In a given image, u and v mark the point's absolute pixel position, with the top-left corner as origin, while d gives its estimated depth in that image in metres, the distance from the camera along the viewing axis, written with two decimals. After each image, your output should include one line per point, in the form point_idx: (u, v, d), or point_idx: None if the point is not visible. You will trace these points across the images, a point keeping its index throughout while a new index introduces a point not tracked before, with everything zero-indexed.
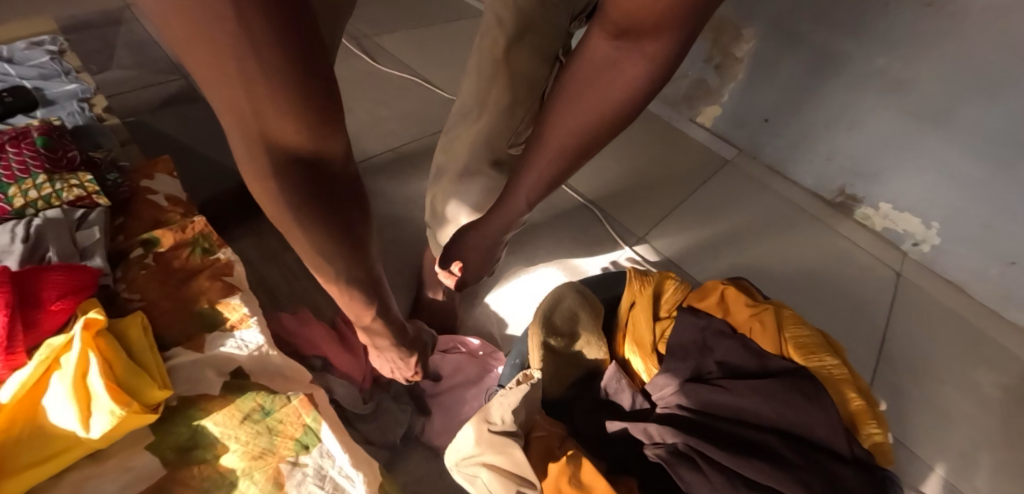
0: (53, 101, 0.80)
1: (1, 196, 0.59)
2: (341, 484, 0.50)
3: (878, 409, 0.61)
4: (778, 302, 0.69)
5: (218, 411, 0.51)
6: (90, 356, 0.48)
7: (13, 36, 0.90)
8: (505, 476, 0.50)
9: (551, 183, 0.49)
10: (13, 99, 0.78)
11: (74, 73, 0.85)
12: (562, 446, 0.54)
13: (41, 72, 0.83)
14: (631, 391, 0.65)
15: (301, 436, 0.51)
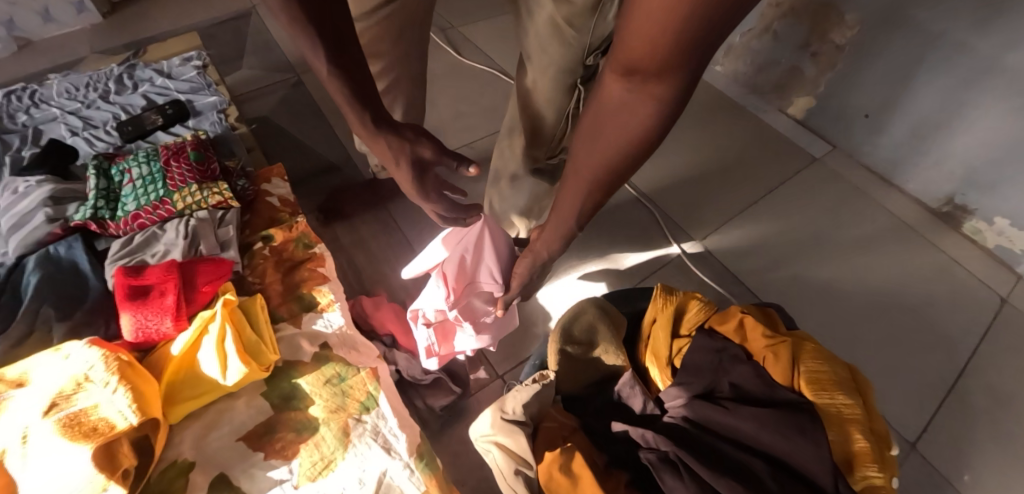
0: (200, 112, 1.02)
1: (169, 201, 0.80)
2: (389, 438, 0.67)
3: (889, 454, 0.55)
4: (805, 334, 0.63)
5: (309, 374, 0.71)
6: (226, 327, 0.68)
7: (168, 53, 1.14)
8: (511, 455, 0.60)
9: (589, 206, 0.51)
10: (173, 111, 1.01)
11: (214, 85, 1.07)
12: (566, 437, 0.62)
13: (192, 86, 1.06)
14: (643, 397, 0.65)
15: (364, 400, 0.69)
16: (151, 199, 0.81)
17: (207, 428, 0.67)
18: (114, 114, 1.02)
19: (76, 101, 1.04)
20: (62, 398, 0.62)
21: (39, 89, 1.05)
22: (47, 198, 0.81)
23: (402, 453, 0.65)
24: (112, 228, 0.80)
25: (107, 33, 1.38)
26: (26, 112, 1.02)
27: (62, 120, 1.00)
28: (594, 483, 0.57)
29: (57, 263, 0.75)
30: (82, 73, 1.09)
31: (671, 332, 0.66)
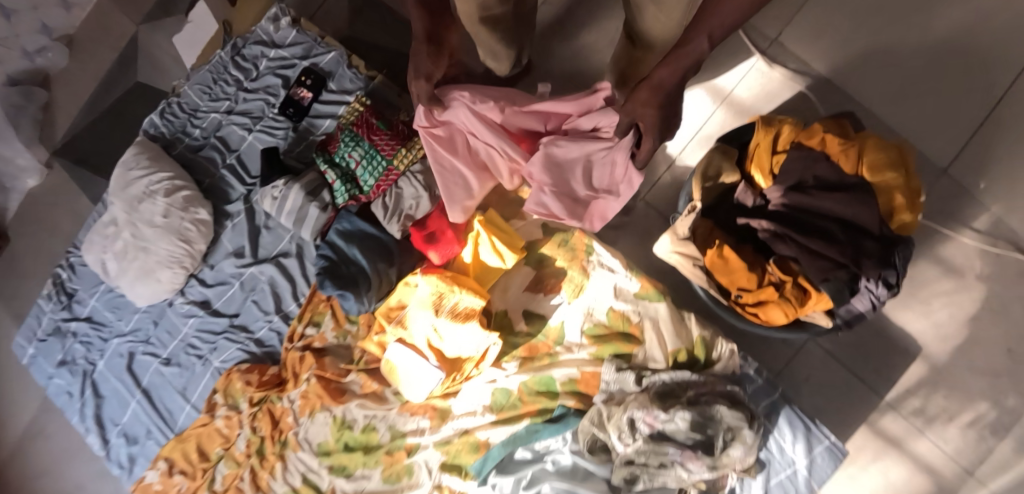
0: (331, 71, 1.23)
1: (392, 166, 1.13)
2: (609, 266, 1.13)
3: (915, 202, 1.02)
4: (866, 134, 1.05)
5: (546, 246, 1.18)
6: (492, 236, 1.09)
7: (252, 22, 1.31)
8: (688, 256, 1.07)
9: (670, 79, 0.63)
10: (312, 79, 1.22)
11: (322, 39, 1.25)
12: (711, 234, 1.10)
13: (304, 48, 1.25)
14: (751, 194, 1.12)
15: (588, 250, 1.15)
16: (379, 169, 1.13)
17: (505, 289, 1.18)
18: (264, 98, 1.26)
19: (222, 98, 1.29)
20: (439, 302, 1.06)
21: (185, 100, 1.31)
22: (306, 193, 1.13)
23: (620, 266, 1.13)
24: (365, 196, 1.15)
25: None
26: (196, 124, 1.29)
27: (231, 120, 1.27)
28: (738, 259, 1.04)
29: (351, 233, 1.13)
30: (202, 68, 1.30)
31: (772, 150, 1.09)
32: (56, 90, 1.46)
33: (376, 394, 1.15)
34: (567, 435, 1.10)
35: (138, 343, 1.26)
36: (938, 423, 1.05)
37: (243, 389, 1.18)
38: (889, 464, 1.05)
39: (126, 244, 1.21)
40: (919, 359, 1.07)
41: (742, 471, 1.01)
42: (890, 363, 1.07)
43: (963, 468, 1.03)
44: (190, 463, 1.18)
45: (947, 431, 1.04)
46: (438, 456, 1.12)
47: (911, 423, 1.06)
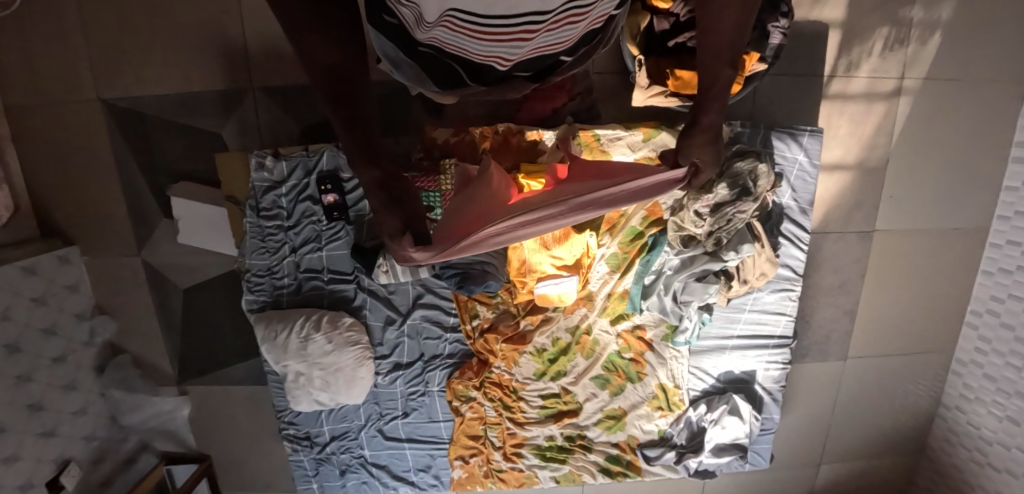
0: (337, 163, 1.42)
1: (443, 190, 1.40)
2: (617, 135, 1.45)
3: None
4: None
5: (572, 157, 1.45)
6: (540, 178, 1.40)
7: (240, 178, 1.44)
8: (658, 95, 1.39)
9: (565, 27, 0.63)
10: (330, 181, 1.41)
11: (309, 148, 1.41)
12: (660, 65, 1.35)
13: (303, 165, 1.41)
14: (662, 21, 1.32)
15: (598, 136, 1.44)
16: (435, 199, 1.42)
17: None
18: (310, 223, 1.45)
19: (278, 246, 1.46)
20: (544, 240, 1.39)
21: (254, 269, 1.46)
22: None
23: (619, 128, 1.46)
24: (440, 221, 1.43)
25: (104, 249, 1.59)
26: (280, 279, 1.48)
27: (302, 255, 1.47)
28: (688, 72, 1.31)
29: None
30: (244, 237, 1.44)
31: None
32: (133, 348, 1.68)
33: (543, 319, 1.53)
34: (666, 248, 1.48)
35: (376, 418, 1.60)
36: (864, 62, 1.48)
37: (469, 384, 1.54)
38: (846, 108, 1.52)
39: (322, 376, 1.46)
40: (831, 30, 1.45)
41: (772, 188, 1.42)
42: (814, 48, 1.46)
43: (894, 77, 1.50)
44: (472, 445, 1.61)
45: (870, 62, 1.48)
46: (606, 321, 1.56)
47: (848, 75, 1.48)
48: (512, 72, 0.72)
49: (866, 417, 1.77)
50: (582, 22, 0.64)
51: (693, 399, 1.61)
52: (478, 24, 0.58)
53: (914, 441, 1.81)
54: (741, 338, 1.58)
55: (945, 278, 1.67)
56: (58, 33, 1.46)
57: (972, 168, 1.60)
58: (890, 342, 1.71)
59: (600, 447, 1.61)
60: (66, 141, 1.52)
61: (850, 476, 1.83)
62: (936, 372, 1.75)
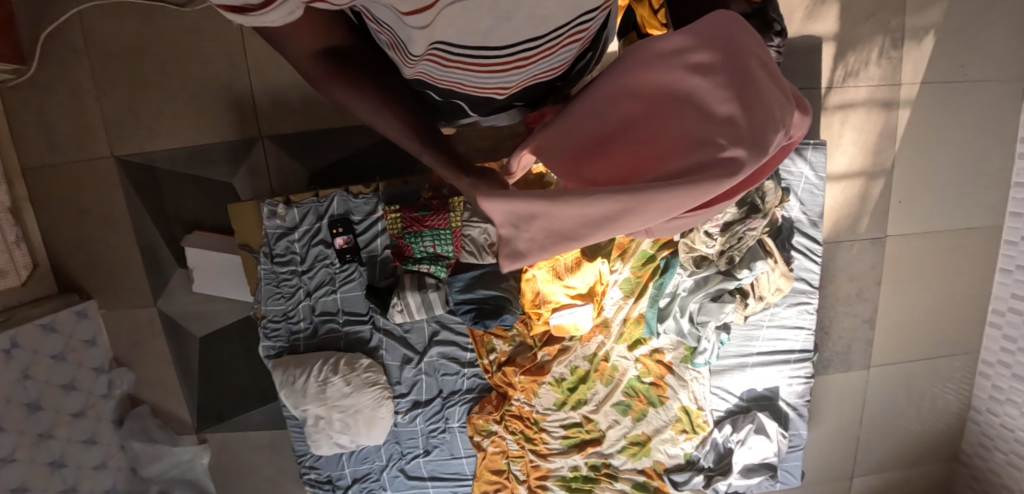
0: (347, 207, 1.44)
1: (453, 226, 1.38)
2: None
3: None
4: None
5: None
6: None
7: (253, 226, 1.44)
8: None
9: (561, 49, 0.58)
10: (341, 225, 1.43)
11: (319, 194, 1.43)
12: None
13: (314, 210, 1.43)
14: None
15: None
16: (447, 237, 1.39)
17: None
18: (323, 266, 1.46)
19: (293, 291, 1.46)
20: (557, 270, 1.40)
21: (270, 315, 1.46)
22: (419, 290, 1.40)
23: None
24: (452, 259, 1.41)
25: (120, 301, 1.61)
26: (296, 323, 1.48)
27: (316, 299, 1.47)
28: None
29: (468, 284, 1.42)
30: (259, 285, 1.45)
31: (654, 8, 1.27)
32: (152, 398, 1.68)
33: (560, 349, 1.53)
34: (679, 270, 1.47)
35: (397, 457, 1.57)
36: (861, 71, 1.50)
37: (489, 418, 1.53)
38: (847, 117, 1.53)
39: (342, 418, 1.45)
40: (826, 43, 1.47)
41: (780, 204, 1.42)
42: (811, 61, 1.48)
43: (892, 84, 1.52)
44: (496, 480, 1.56)
45: (868, 71, 1.50)
46: (623, 347, 1.55)
47: (845, 85, 1.50)
48: (508, 102, 0.69)
49: (895, 426, 1.73)
50: (582, 41, 0.59)
51: (717, 419, 1.59)
52: (464, 54, 0.54)
53: (947, 448, 1.77)
54: (761, 355, 1.57)
55: (963, 280, 1.66)
56: (74, 93, 1.50)
57: (980, 168, 1.60)
58: (913, 347, 1.69)
59: (626, 475, 1.57)
60: (82, 198, 1.55)
61: (885, 488, 1.79)
62: (963, 375, 1.72)
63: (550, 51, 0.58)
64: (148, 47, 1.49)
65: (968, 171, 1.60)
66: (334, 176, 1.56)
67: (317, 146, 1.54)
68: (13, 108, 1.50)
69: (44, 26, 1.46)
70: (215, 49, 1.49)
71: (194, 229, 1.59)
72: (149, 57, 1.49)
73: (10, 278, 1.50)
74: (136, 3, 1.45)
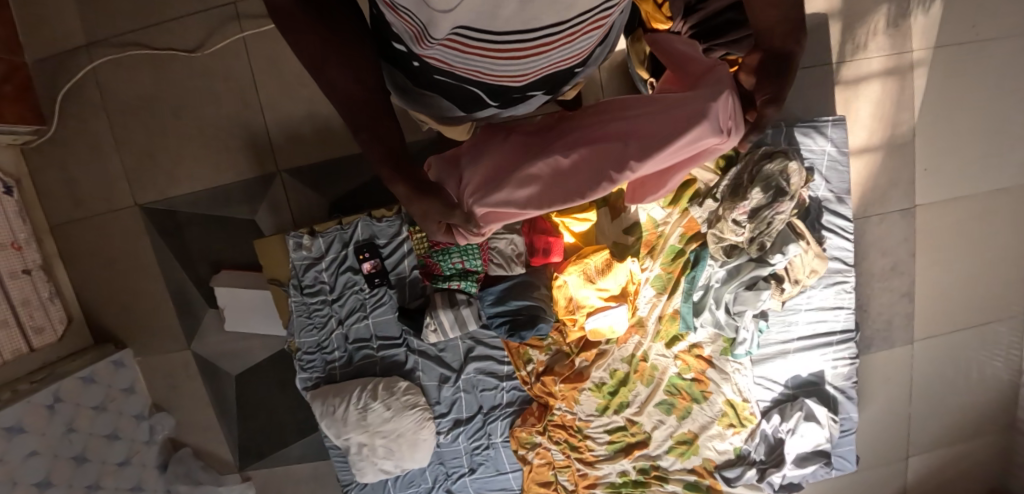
0: (373, 232, 1.44)
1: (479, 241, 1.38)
2: None
3: None
4: None
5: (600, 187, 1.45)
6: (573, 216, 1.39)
7: (280, 258, 1.45)
8: None
9: (580, 33, 0.60)
10: (368, 250, 1.43)
11: (343, 222, 1.44)
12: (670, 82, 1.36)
13: (341, 238, 1.44)
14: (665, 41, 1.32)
15: None
16: (474, 252, 1.39)
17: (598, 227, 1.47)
18: (353, 293, 1.47)
19: (325, 321, 1.46)
20: (589, 274, 1.38)
21: (304, 347, 1.46)
22: (451, 307, 1.40)
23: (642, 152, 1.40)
24: (481, 273, 1.41)
25: (154, 347, 1.62)
26: (331, 353, 1.48)
27: (349, 326, 1.47)
28: None
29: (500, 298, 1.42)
30: (290, 317, 1.45)
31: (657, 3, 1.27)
32: (193, 440, 1.68)
33: (598, 354, 1.51)
34: (709, 262, 1.46)
35: (443, 478, 1.55)
36: (870, 43, 1.48)
37: (532, 430, 1.51)
38: (861, 90, 1.51)
39: (385, 444, 1.44)
40: (831, 18, 1.46)
41: (806, 184, 1.40)
42: (818, 37, 1.47)
43: (903, 52, 1.50)
44: (545, 492, 1.53)
45: (877, 41, 1.48)
46: (661, 346, 1.53)
47: (856, 58, 1.49)
48: (528, 89, 0.73)
49: (947, 400, 1.69)
50: (602, 27, 0.62)
51: (763, 410, 1.56)
52: (486, 38, 0.57)
53: (1004, 416, 1.71)
54: (801, 339, 1.54)
55: (999, 241, 1.62)
56: (94, 148, 1.53)
57: (1004, 126, 1.57)
58: (956, 317, 1.65)
59: (677, 475, 1.54)
60: (110, 248, 1.57)
61: (944, 466, 1.73)
62: (1012, 340, 1.67)
63: (571, 37, 0.60)
64: (162, 95, 1.51)
65: (991, 131, 1.57)
66: (353, 202, 1.57)
67: (335, 175, 1.55)
68: (37, 168, 1.54)
69: (60, 85, 1.49)
70: (227, 90, 1.51)
71: (221, 269, 1.60)
72: (163, 105, 1.52)
73: (47, 334, 1.52)
74: (147, 53, 1.49)
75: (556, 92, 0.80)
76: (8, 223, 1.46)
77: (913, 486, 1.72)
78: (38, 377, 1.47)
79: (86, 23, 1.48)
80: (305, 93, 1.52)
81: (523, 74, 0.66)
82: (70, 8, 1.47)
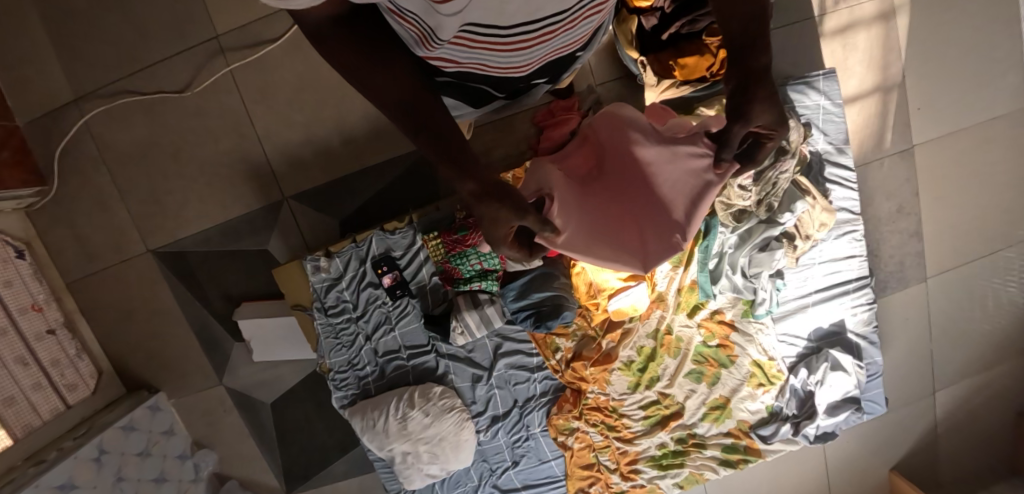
0: (388, 246, 1.46)
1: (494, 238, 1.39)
2: None
3: None
4: None
5: None
6: None
7: (301, 283, 1.47)
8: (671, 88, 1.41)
9: (584, 18, 0.62)
10: (386, 264, 1.45)
11: (358, 240, 1.45)
12: (660, 58, 1.37)
13: (358, 256, 1.46)
14: (649, 18, 1.34)
15: None
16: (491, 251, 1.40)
17: None
18: (377, 307, 1.49)
19: (353, 338, 1.48)
20: None
21: (336, 366, 1.49)
22: (475, 308, 1.43)
23: None
24: (500, 271, 1.43)
25: (187, 386, 1.64)
26: (363, 368, 1.51)
27: (377, 341, 1.50)
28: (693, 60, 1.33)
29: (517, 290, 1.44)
30: (318, 340, 1.48)
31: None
32: (238, 472, 1.70)
33: (623, 333, 1.53)
34: (720, 228, 1.47)
35: (488, 475, 1.58)
36: None
37: (569, 416, 1.54)
38: (848, 39, 1.53)
39: (429, 449, 1.47)
40: None
41: (805, 140, 1.43)
42: None
43: None
44: (588, 474, 1.57)
45: None
46: (683, 316, 1.55)
47: (838, 8, 1.50)
48: (531, 77, 0.75)
49: (967, 330, 1.72)
50: (600, 11, 0.64)
51: (790, 365, 1.59)
52: (494, 33, 0.58)
53: (1022, 338, 1.75)
54: (818, 293, 1.57)
55: (1000, 170, 1.65)
56: (99, 201, 1.54)
57: (992, 55, 1.58)
58: (966, 249, 1.68)
59: (714, 440, 1.57)
60: (129, 297, 1.58)
61: (972, 394, 1.77)
62: (1021, 264, 1.70)
63: (574, 23, 0.62)
64: (158, 139, 1.52)
65: (979, 62, 1.58)
66: (364, 219, 1.58)
67: (342, 195, 1.57)
68: (46, 229, 1.54)
69: (55, 143, 1.50)
70: (222, 125, 1.52)
71: (242, 302, 1.62)
72: (161, 149, 1.53)
73: (81, 390, 1.54)
74: (139, 99, 1.49)
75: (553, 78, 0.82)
76: (26, 287, 1.48)
77: (943, 418, 1.76)
78: (79, 432, 1.49)
79: (73, 77, 1.48)
80: (300, 117, 1.52)
81: (525, 65, 0.68)
82: (54, 65, 1.47)
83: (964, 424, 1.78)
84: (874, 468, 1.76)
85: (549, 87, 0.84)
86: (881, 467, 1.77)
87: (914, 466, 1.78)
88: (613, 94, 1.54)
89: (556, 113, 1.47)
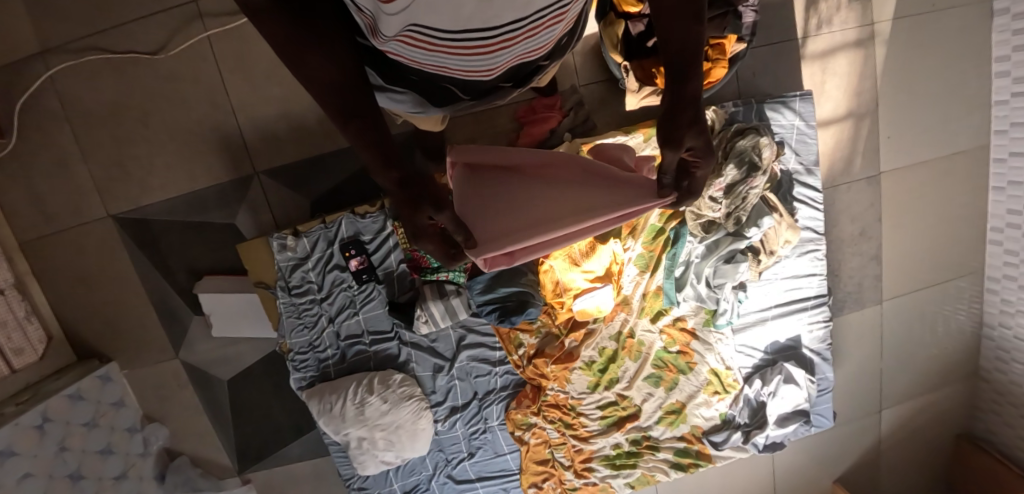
0: (357, 230, 1.45)
1: None
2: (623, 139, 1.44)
3: None
4: None
5: None
6: None
7: (264, 261, 1.44)
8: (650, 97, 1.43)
9: (544, 25, 0.60)
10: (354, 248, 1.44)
11: (327, 221, 1.44)
12: (643, 65, 1.38)
13: (325, 237, 1.44)
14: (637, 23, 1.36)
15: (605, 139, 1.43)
16: None
17: None
18: (342, 291, 1.47)
19: (315, 320, 1.47)
20: (573, 257, 1.42)
21: (296, 347, 1.47)
22: (441, 298, 1.43)
23: (620, 133, 1.44)
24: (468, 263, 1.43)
25: (141, 357, 1.60)
26: (324, 351, 1.49)
27: (340, 324, 1.49)
28: None
29: (487, 284, 1.43)
30: (280, 319, 1.46)
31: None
32: (187, 448, 1.67)
33: (586, 333, 1.55)
34: (689, 238, 1.50)
35: (443, 465, 1.58)
36: (834, 16, 1.53)
37: (527, 411, 1.55)
38: (827, 63, 1.56)
39: (385, 436, 1.46)
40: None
41: (776, 158, 1.46)
42: (783, 11, 1.50)
43: (865, 24, 1.55)
44: (543, 469, 1.59)
45: (839, 15, 1.53)
46: (646, 321, 1.57)
47: (820, 33, 1.53)
48: (498, 80, 0.73)
49: (915, 354, 1.79)
50: (564, 21, 0.62)
51: (746, 375, 1.63)
52: (447, 36, 0.56)
53: (966, 365, 1.82)
54: (778, 308, 1.61)
55: (958, 203, 1.71)
56: (61, 160, 1.49)
57: (960, 92, 1.64)
58: (920, 276, 1.74)
59: (667, 444, 1.60)
60: (86, 262, 1.54)
61: (915, 415, 1.84)
62: (972, 295, 1.77)
63: (534, 31, 0.60)
64: (126, 102, 1.48)
65: (948, 97, 1.64)
66: (336, 201, 1.57)
67: (315, 174, 1.54)
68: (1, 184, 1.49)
69: (17, 97, 1.44)
70: (196, 93, 1.48)
71: (204, 275, 1.59)
72: (130, 112, 1.48)
73: (28, 355, 1.49)
74: (108, 59, 1.44)
75: (523, 82, 0.80)
76: None
77: (887, 436, 1.83)
78: (23, 398, 1.44)
79: (40, 30, 1.42)
80: (276, 92, 1.49)
81: (489, 70, 0.66)
82: (21, 15, 1.41)
83: (904, 443, 1.85)
84: (818, 480, 1.82)
85: (520, 90, 0.82)
86: (825, 479, 1.83)
87: (856, 480, 1.85)
88: (595, 96, 1.54)
89: (537, 110, 1.48)
